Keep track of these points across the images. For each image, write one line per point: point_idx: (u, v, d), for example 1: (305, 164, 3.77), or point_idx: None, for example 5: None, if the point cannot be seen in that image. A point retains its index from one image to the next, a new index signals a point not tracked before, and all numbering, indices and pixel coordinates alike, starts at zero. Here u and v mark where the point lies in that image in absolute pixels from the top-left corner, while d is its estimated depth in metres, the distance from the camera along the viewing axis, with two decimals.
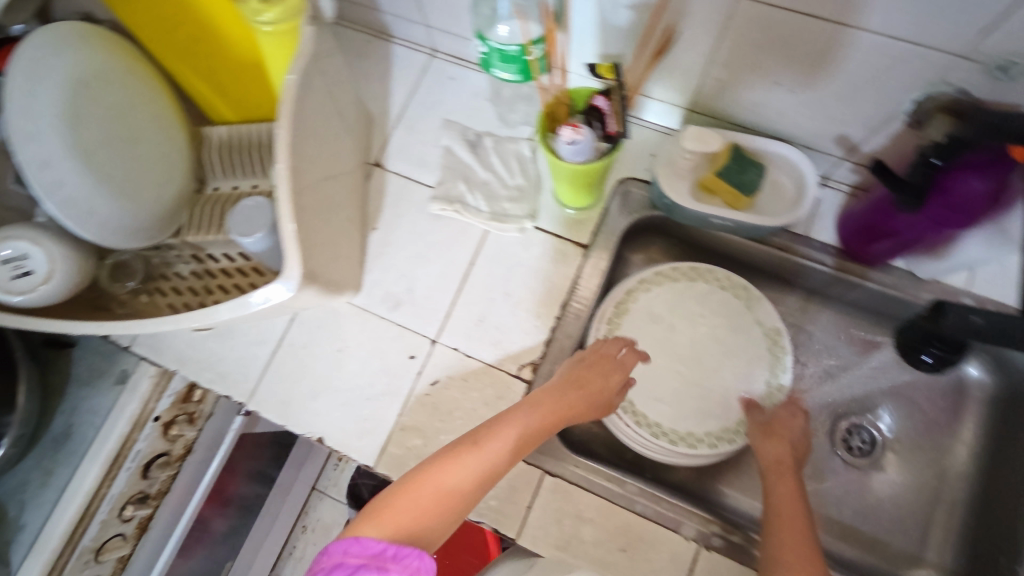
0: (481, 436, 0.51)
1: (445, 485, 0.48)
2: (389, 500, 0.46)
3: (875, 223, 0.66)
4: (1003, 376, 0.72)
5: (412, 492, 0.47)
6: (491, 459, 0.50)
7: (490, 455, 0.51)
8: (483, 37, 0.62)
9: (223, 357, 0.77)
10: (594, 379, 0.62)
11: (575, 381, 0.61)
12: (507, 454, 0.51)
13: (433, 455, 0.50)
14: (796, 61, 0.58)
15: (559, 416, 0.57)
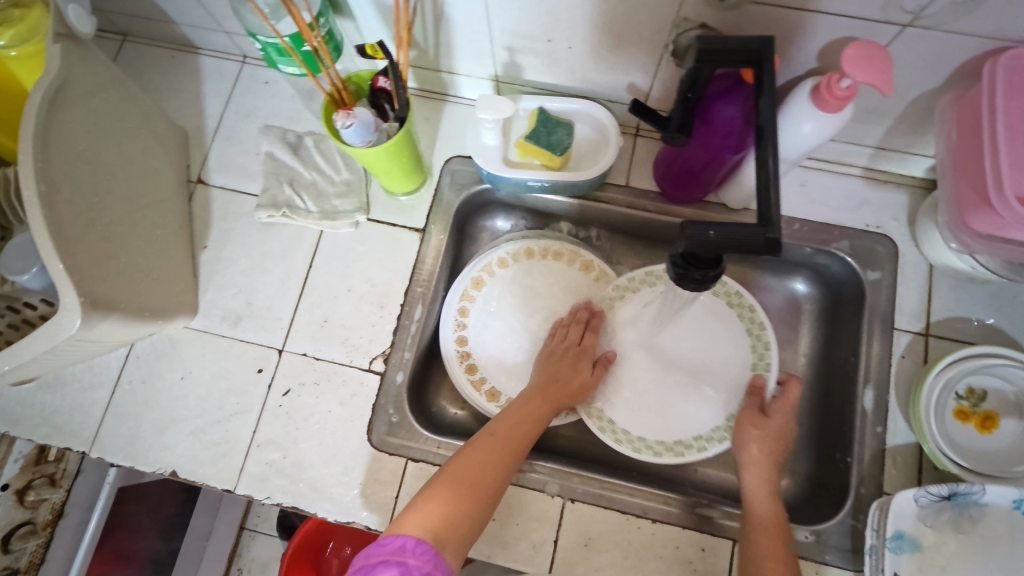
0: (468, 455, 0.59)
1: (456, 477, 0.56)
2: (405, 517, 0.52)
3: (670, 164, 0.69)
4: (823, 286, 0.78)
5: (431, 504, 0.53)
6: (484, 472, 0.58)
7: (481, 467, 0.58)
8: (251, 32, 0.60)
9: (58, 409, 0.72)
10: (569, 369, 0.70)
11: (550, 373, 0.70)
12: (501, 459, 0.59)
13: (441, 471, 0.57)
14: (557, 15, 0.60)
15: (549, 402, 0.67)
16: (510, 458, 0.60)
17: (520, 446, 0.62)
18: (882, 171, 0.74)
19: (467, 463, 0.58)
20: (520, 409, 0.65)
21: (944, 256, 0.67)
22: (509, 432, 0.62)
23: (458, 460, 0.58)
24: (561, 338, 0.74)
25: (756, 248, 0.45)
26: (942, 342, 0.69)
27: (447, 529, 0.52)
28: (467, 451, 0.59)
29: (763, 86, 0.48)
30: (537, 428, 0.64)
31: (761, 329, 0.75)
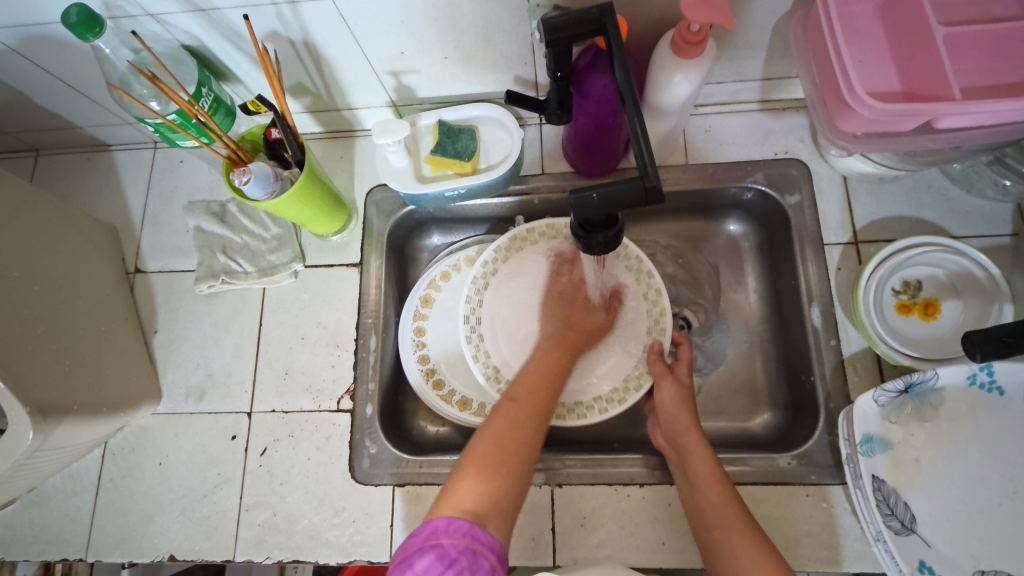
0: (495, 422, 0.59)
1: (488, 450, 0.56)
2: (446, 496, 0.53)
3: (574, 141, 0.71)
4: (754, 222, 0.80)
5: (466, 484, 0.54)
6: (513, 433, 0.58)
7: (505, 428, 0.58)
8: (139, 118, 0.62)
9: (46, 523, 0.73)
10: (578, 313, 0.70)
11: (562, 322, 0.70)
12: (529, 418, 0.60)
13: (469, 449, 0.57)
14: (423, 30, 0.62)
15: (567, 354, 0.67)
16: (536, 415, 0.61)
17: (545, 401, 0.62)
18: (778, 100, 0.76)
19: (495, 428, 0.58)
20: (533, 369, 0.65)
21: (851, 165, 0.70)
22: (530, 394, 0.62)
23: (488, 430, 0.58)
24: (563, 301, 0.71)
25: (639, 200, 0.46)
26: (873, 246, 0.71)
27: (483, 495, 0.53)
28: (492, 420, 0.60)
29: (615, 50, 0.50)
30: (552, 386, 0.64)
31: (656, 294, 0.73)
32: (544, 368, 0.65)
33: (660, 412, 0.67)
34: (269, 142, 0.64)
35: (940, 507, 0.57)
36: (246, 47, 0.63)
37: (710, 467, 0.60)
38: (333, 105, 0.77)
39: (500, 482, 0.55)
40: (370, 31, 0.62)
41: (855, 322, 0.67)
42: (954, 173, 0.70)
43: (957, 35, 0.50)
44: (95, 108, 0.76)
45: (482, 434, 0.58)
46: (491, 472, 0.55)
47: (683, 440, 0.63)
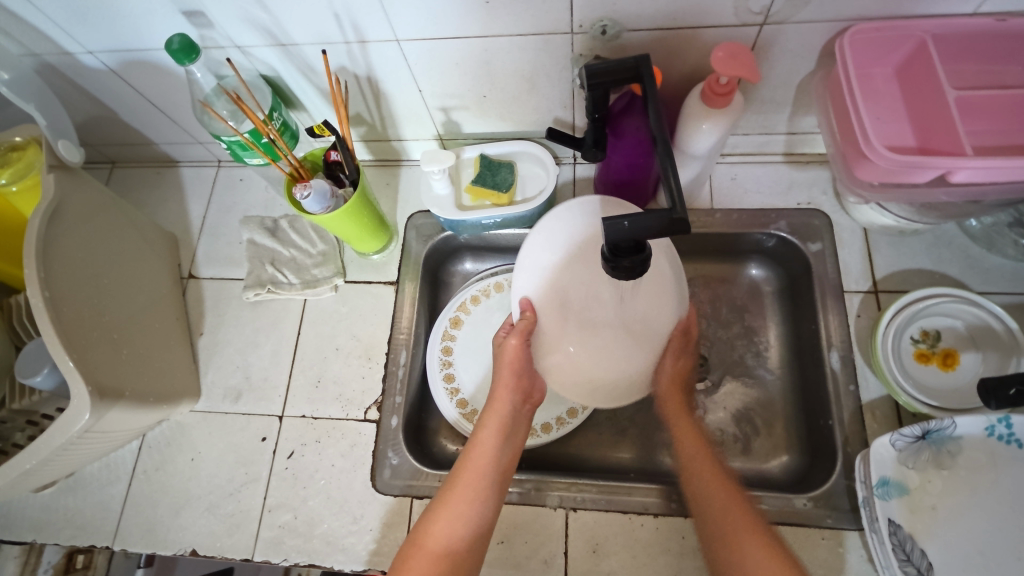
0: (443, 511, 0.57)
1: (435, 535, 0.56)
2: None
3: (606, 180, 0.76)
4: (777, 267, 0.82)
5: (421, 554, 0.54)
6: (451, 532, 0.56)
7: (448, 529, 0.56)
8: (216, 135, 0.69)
9: (79, 509, 0.76)
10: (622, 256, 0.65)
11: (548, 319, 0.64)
12: (477, 505, 0.58)
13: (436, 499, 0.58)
14: (474, 73, 0.69)
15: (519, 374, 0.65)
16: (506, 444, 0.63)
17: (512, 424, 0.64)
18: (803, 154, 0.80)
19: (445, 527, 0.56)
20: (479, 451, 0.61)
21: (872, 217, 0.73)
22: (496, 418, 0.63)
23: (436, 524, 0.56)
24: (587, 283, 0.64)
25: (665, 229, 0.50)
26: (892, 296, 0.73)
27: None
28: (438, 513, 0.57)
29: (650, 95, 0.56)
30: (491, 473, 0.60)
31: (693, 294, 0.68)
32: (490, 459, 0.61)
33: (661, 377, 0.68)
34: (327, 163, 0.70)
35: (957, 558, 0.56)
36: (316, 80, 0.71)
37: (712, 463, 0.62)
38: (385, 136, 0.84)
39: None
40: (427, 72, 0.69)
41: (874, 369, 0.69)
42: (975, 232, 0.72)
43: (970, 98, 0.53)
44: (173, 126, 0.84)
45: (433, 517, 0.57)
46: (457, 523, 0.56)
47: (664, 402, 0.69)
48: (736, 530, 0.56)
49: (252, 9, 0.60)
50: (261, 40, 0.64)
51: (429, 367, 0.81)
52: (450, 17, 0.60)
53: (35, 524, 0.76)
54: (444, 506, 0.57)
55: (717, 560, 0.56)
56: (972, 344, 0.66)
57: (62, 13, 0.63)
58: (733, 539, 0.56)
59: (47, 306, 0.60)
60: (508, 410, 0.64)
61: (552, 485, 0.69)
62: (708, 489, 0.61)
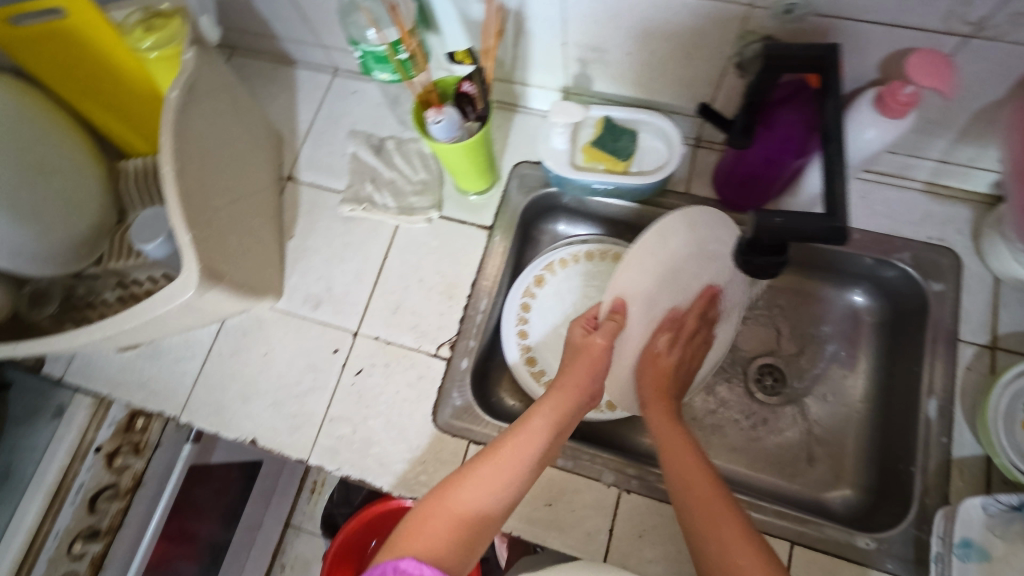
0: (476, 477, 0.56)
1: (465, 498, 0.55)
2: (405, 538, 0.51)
3: (730, 173, 0.72)
4: (884, 298, 0.78)
5: (437, 514, 0.53)
6: (478, 496, 0.55)
7: (471, 493, 0.55)
8: (354, 40, 0.67)
9: (154, 376, 0.79)
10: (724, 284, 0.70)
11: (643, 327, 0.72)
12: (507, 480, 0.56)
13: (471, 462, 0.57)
14: (631, 28, 0.65)
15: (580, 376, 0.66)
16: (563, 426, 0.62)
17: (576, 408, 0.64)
18: (945, 186, 0.75)
19: (471, 492, 0.55)
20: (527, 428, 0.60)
21: (1011, 269, 0.68)
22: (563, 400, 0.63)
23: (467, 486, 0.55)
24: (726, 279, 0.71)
25: (820, 235, 0.47)
26: (1009, 357, 0.68)
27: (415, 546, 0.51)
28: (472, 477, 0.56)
29: (832, 89, 0.52)
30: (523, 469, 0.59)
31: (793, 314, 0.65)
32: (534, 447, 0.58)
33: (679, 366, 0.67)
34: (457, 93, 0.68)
35: None
36: (466, 5, 0.68)
37: (697, 453, 0.59)
38: (511, 76, 0.81)
39: (457, 538, 0.52)
40: (582, 18, 0.66)
41: (972, 426, 0.65)
42: None
43: None
44: (302, 23, 0.83)
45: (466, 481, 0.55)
46: (484, 490, 0.55)
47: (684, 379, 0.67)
48: (710, 517, 0.53)
49: None
50: None
51: (505, 318, 0.80)
52: None
53: (111, 381, 0.80)
54: (475, 470, 0.56)
55: (691, 532, 0.54)
56: None
57: None
58: (706, 523, 0.53)
59: (173, 177, 0.60)
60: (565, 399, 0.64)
61: (610, 464, 0.69)
62: (671, 464, 0.59)
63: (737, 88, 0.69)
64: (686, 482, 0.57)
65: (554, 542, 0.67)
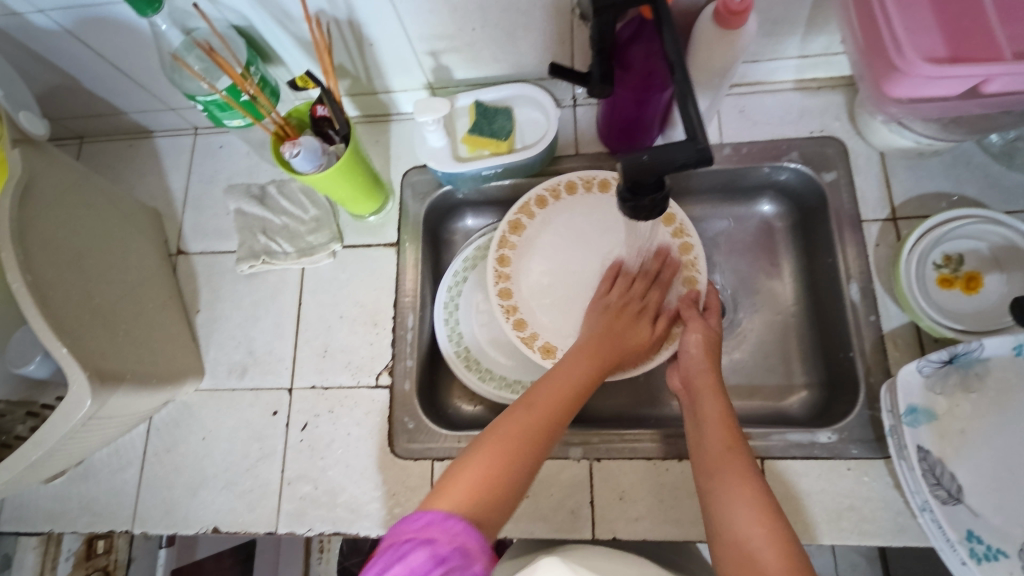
0: (504, 424, 0.56)
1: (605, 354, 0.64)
2: (435, 497, 0.50)
3: (610, 121, 0.72)
4: (790, 201, 0.80)
5: (466, 478, 0.52)
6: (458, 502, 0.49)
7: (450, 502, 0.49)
8: (190, 95, 0.63)
9: (94, 496, 0.74)
10: (627, 326, 0.67)
11: (612, 316, 0.67)
12: (476, 502, 0.50)
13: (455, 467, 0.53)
14: (464, 7, 0.64)
15: (600, 357, 0.64)
16: (530, 447, 0.55)
17: (497, 483, 0.52)
18: (813, 79, 0.76)
19: (452, 498, 0.50)
20: (516, 422, 0.56)
21: (889, 139, 0.69)
22: (508, 441, 0.55)
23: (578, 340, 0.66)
24: (620, 293, 0.70)
25: (691, 162, 0.47)
26: (912, 222, 0.70)
27: (485, 498, 0.51)
28: (507, 414, 0.57)
29: (665, 19, 0.51)
30: (584, 390, 0.61)
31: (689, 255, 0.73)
32: (578, 376, 0.62)
33: (679, 351, 0.68)
34: (314, 119, 0.66)
35: (989, 479, 0.56)
36: (293, 28, 0.65)
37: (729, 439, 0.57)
38: (372, 89, 0.79)
39: (478, 507, 0.50)
40: (416, 13, 0.64)
41: (895, 297, 0.67)
42: (991, 149, 0.70)
43: None
44: (139, 93, 0.79)
45: (507, 419, 0.57)
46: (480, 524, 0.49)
47: (693, 375, 0.65)
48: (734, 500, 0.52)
49: None
50: None
51: (438, 329, 0.78)
52: None
53: (49, 515, 0.74)
54: (506, 449, 0.54)
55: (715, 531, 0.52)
56: (994, 266, 0.64)
57: None
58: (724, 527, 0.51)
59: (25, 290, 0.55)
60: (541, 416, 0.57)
61: (576, 439, 0.69)
62: (709, 445, 0.57)
63: (586, 39, 0.68)
64: (714, 469, 0.55)
65: (541, 531, 0.66)
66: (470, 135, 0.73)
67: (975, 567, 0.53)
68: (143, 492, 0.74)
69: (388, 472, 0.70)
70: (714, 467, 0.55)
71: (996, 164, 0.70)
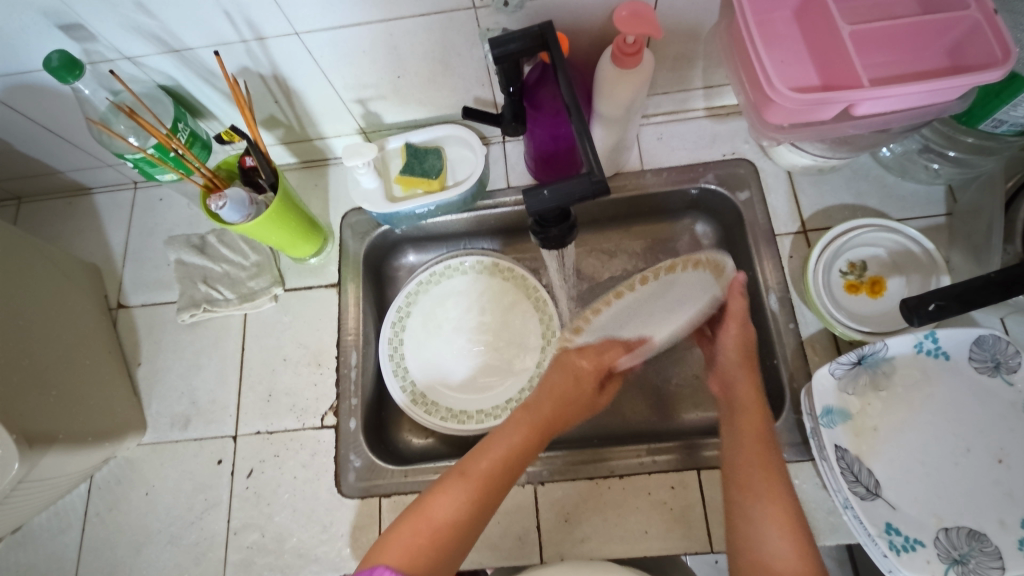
0: (448, 488, 0.57)
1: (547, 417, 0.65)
2: (388, 541, 0.53)
3: (534, 155, 0.76)
4: (713, 220, 0.84)
5: (408, 528, 0.54)
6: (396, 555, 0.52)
7: (399, 547, 0.52)
8: (118, 154, 0.65)
9: (33, 563, 0.72)
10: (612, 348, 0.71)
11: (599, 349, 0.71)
12: (439, 537, 0.54)
13: (417, 505, 0.56)
14: (383, 58, 0.67)
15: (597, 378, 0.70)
16: (505, 476, 0.59)
17: (468, 511, 0.56)
18: (722, 106, 0.81)
19: (396, 551, 0.52)
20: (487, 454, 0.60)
21: (792, 159, 0.75)
22: (470, 482, 0.57)
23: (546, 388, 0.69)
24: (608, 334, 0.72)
25: (586, 194, 0.50)
26: (821, 234, 0.75)
27: (422, 561, 0.52)
28: (436, 490, 0.57)
29: (558, 63, 0.55)
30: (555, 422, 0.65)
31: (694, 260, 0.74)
32: (525, 443, 0.62)
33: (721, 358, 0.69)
34: (244, 169, 0.69)
35: (901, 472, 0.59)
36: (219, 84, 0.68)
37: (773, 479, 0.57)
38: (307, 137, 0.81)
39: (428, 552, 0.53)
40: (338, 66, 0.67)
41: (810, 305, 0.71)
42: (885, 162, 0.75)
43: (863, 32, 0.55)
44: (73, 153, 0.80)
45: (435, 494, 0.56)
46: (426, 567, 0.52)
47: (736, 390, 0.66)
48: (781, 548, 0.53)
49: (135, 15, 0.57)
50: (149, 51, 0.62)
51: (382, 365, 0.79)
52: (348, 5, 0.58)
53: None
54: (470, 484, 0.57)
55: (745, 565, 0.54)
56: (896, 269, 0.69)
57: None
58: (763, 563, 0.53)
59: None
60: (523, 448, 0.61)
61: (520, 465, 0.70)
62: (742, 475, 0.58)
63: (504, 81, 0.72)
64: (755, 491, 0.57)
65: (489, 560, 0.67)
66: (403, 175, 0.75)
67: (895, 559, 0.55)
68: (82, 556, 0.72)
69: (335, 512, 0.70)
70: (746, 481, 0.57)
71: (892, 176, 0.75)
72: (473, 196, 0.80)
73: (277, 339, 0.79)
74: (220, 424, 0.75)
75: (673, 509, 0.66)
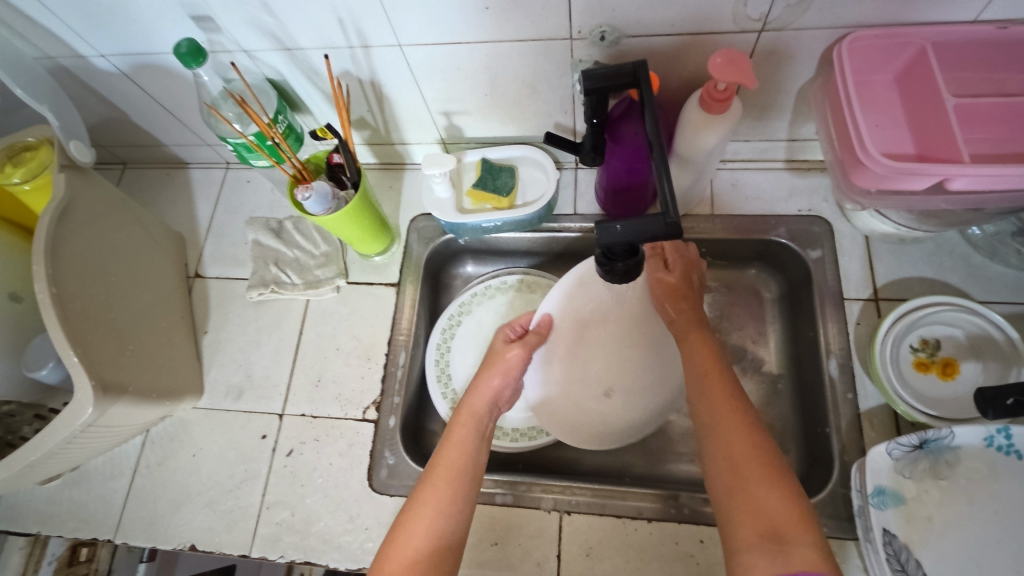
0: (417, 508, 0.56)
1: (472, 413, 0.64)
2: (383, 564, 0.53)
3: (605, 186, 0.76)
4: (779, 274, 0.82)
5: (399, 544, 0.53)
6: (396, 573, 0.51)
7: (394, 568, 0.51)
8: (222, 137, 0.70)
9: (83, 502, 0.77)
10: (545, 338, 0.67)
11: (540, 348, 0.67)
12: (433, 545, 0.53)
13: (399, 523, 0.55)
14: (475, 77, 0.70)
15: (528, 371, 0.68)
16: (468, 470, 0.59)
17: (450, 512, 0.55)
18: (803, 161, 0.80)
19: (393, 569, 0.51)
20: (450, 450, 0.60)
21: (871, 224, 0.72)
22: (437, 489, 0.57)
23: (477, 390, 0.67)
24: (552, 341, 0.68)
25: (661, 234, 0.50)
26: (893, 305, 0.72)
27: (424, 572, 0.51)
28: (413, 511, 0.56)
29: (647, 101, 0.55)
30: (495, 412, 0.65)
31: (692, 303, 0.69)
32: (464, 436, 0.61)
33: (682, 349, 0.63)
34: (330, 165, 0.73)
35: (953, 570, 0.56)
36: (320, 84, 0.72)
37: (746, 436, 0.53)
38: (390, 141, 0.85)
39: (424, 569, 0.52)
40: (432, 80, 0.71)
41: (872, 378, 0.68)
42: (972, 241, 0.72)
43: (969, 106, 0.53)
44: (179, 129, 0.86)
45: (408, 519, 0.55)
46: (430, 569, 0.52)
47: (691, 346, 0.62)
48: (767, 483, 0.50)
49: (259, 14, 0.62)
50: (265, 47, 0.67)
51: (428, 368, 0.81)
52: (452, 24, 0.61)
53: (39, 517, 0.77)
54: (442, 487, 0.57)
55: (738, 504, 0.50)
56: (971, 353, 0.65)
57: (74, 16, 0.65)
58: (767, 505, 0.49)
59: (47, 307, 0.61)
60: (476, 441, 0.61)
61: (549, 490, 0.70)
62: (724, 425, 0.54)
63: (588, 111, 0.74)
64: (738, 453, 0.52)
65: None
66: (474, 189, 0.78)
67: None
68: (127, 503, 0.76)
69: (364, 504, 0.72)
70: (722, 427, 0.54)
71: (980, 255, 0.72)
72: (540, 218, 0.81)
73: (334, 327, 0.83)
74: (270, 401, 0.79)
75: (699, 563, 0.65)
